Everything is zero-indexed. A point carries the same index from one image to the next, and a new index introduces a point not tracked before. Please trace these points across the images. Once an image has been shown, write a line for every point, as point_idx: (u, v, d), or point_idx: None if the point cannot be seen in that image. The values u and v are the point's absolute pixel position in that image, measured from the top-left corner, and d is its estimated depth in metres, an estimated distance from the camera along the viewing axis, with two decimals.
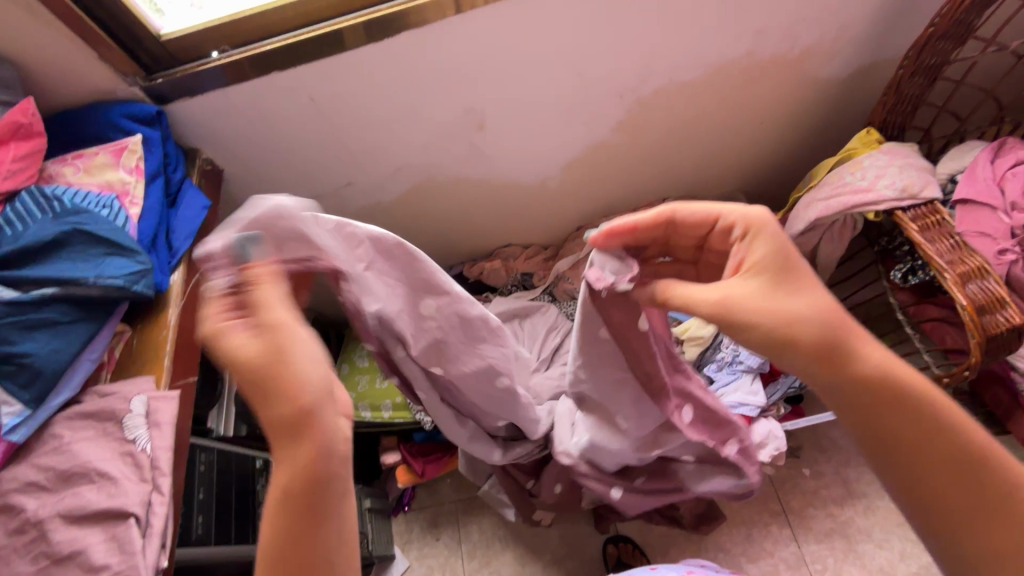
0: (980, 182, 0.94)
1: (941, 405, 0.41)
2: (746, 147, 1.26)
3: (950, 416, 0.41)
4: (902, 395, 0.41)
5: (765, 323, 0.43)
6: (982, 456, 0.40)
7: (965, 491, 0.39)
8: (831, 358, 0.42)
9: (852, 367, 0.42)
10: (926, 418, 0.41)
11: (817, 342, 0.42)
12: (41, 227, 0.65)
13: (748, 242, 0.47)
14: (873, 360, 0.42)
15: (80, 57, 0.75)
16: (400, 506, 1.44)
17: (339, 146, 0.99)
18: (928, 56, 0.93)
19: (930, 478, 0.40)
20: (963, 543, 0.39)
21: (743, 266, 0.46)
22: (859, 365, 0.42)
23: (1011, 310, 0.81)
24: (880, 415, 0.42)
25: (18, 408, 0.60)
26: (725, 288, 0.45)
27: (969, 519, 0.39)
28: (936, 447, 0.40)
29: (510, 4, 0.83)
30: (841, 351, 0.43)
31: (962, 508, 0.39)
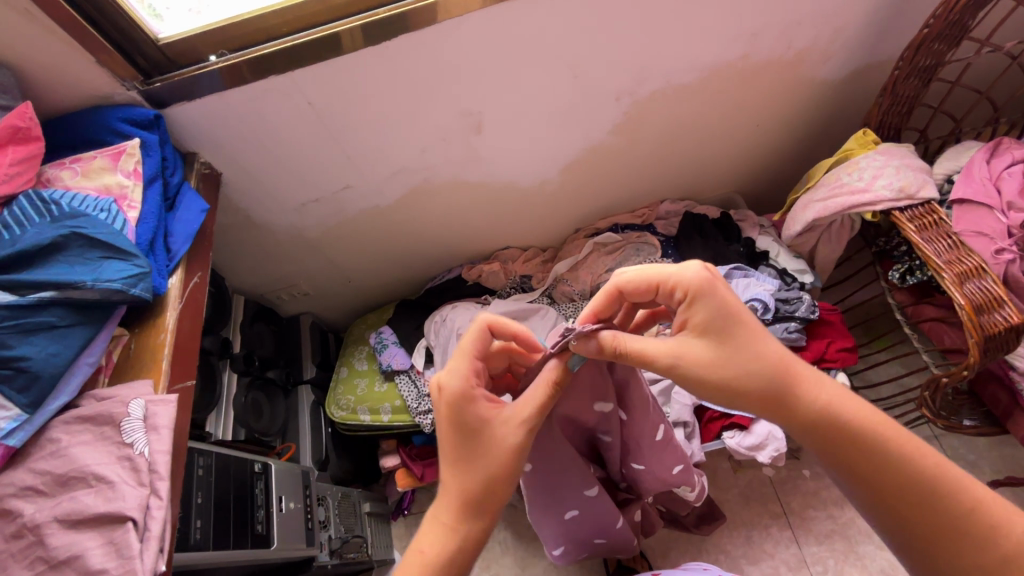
0: (977, 183, 0.94)
1: (889, 432, 0.47)
2: (743, 148, 1.26)
3: (905, 449, 0.47)
4: (858, 436, 0.47)
5: (714, 383, 0.51)
6: (938, 477, 0.46)
7: (934, 512, 0.45)
8: (784, 402, 0.50)
9: (802, 412, 0.49)
10: (875, 449, 0.47)
11: (764, 395, 0.50)
12: (38, 231, 0.65)
13: (684, 305, 0.52)
14: (819, 404, 0.49)
15: (78, 62, 0.75)
16: (399, 509, 1.43)
17: (337, 149, 1.00)
18: (923, 57, 0.94)
19: (894, 505, 0.46)
20: (939, 558, 0.45)
21: (684, 327, 0.53)
22: (809, 409, 0.49)
23: (1009, 310, 0.81)
24: (847, 457, 0.48)
25: (15, 412, 0.59)
26: (673, 348, 0.52)
27: (940, 536, 0.45)
28: (896, 478, 0.46)
29: (506, 6, 0.83)
30: (790, 399, 0.50)
31: (931, 530, 0.45)
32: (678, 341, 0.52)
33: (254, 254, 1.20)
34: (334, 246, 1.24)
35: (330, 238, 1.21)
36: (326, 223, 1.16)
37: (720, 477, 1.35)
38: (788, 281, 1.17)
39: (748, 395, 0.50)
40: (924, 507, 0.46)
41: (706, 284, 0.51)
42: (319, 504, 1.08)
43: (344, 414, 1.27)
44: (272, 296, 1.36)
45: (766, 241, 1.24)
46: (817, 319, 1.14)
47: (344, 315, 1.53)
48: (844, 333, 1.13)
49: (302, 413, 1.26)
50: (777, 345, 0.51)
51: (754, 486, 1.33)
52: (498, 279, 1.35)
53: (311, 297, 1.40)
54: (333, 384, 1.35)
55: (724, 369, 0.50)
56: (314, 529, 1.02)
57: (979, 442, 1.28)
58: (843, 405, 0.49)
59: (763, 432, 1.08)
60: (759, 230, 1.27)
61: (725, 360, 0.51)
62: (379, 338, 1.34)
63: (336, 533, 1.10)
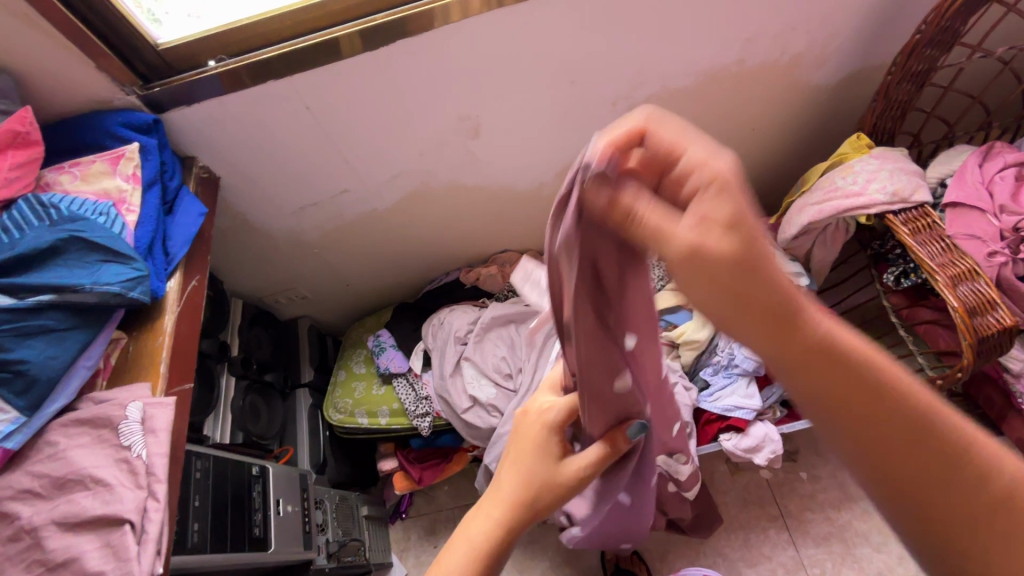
0: (969, 186, 0.95)
1: (893, 381, 0.32)
2: (739, 152, 1.27)
3: (909, 394, 0.32)
4: (859, 376, 0.31)
5: (699, 299, 0.29)
6: (947, 432, 0.32)
7: (906, 467, 0.32)
8: (783, 325, 0.30)
9: (799, 349, 0.31)
10: (868, 393, 0.31)
11: (772, 315, 0.30)
12: (37, 234, 0.65)
13: (706, 194, 0.28)
14: (821, 336, 0.31)
15: (77, 67, 0.76)
16: (397, 513, 1.44)
17: (335, 153, 1.00)
18: (915, 63, 0.95)
19: (879, 470, 0.32)
20: (953, 543, 0.32)
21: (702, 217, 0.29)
22: (810, 343, 0.31)
23: (1001, 312, 0.82)
24: (839, 402, 0.31)
25: (13, 415, 0.60)
26: (699, 245, 0.28)
27: (912, 495, 0.32)
28: (887, 428, 0.32)
29: (503, 12, 0.84)
30: (800, 328, 0.31)
31: (902, 480, 0.32)
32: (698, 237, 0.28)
33: (252, 257, 1.20)
34: (332, 249, 1.24)
35: (328, 241, 1.21)
36: (324, 227, 1.17)
37: (718, 480, 1.35)
38: None
39: (743, 314, 0.29)
40: (909, 462, 0.32)
41: (723, 183, 0.28)
42: (316, 507, 1.08)
43: (342, 417, 1.27)
44: (271, 300, 1.37)
45: None
46: None
47: (342, 318, 1.53)
48: None
49: (299, 417, 1.26)
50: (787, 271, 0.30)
51: (752, 489, 1.33)
52: (496, 283, 1.35)
53: (309, 300, 1.40)
54: (331, 388, 1.35)
55: (719, 279, 0.28)
56: (312, 532, 1.02)
57: None
58: (844, 330, 0.32)
59: (760, 434, 1.08)
60: None
61: (745, 269, 0.28)
62: (377, 342, 1.35)
63: (333, 536, 1.10)
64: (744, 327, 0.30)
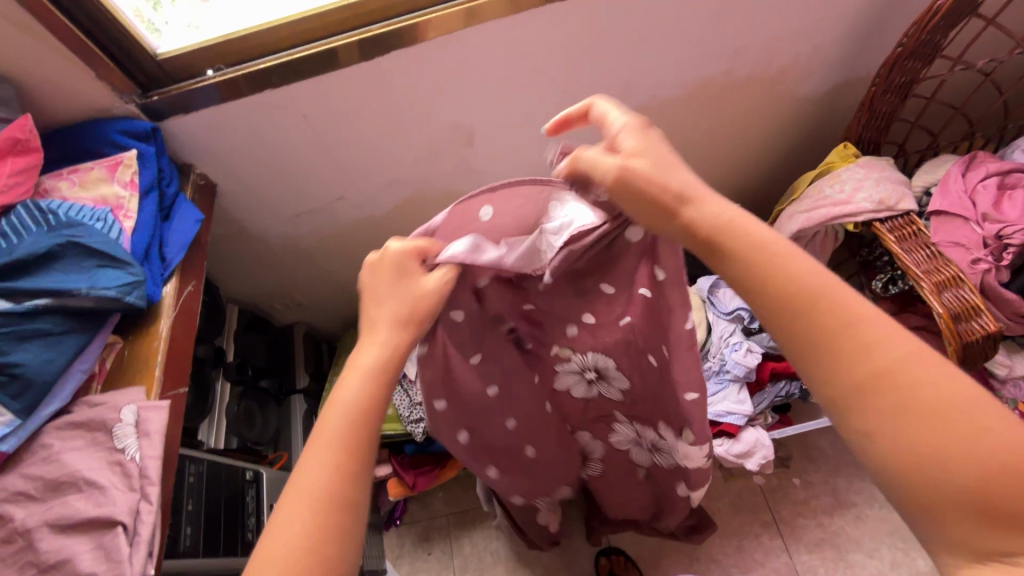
0: (953, 195, 0.97)
1: (778, 257, 0.41)
2: (729, 161, 1.29)
3: (794, 271, 0.40)
4: (756, 258, 0.41)
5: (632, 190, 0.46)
6: (836, 303, 0.39)
7: (816, 335, 0.39)
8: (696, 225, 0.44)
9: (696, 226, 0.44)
10: (760, 267, 0.41)
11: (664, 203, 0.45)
12: (35, 239, 0.66)
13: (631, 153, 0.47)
14: (711, 218, 0.43)
15: (77, 76, 0.77)
16: (391, 520, 1.42)
17: (331, 161, 1.02)
18: (898, 74, 0.97)
19: (798, 342, 0.40)
20: (863, 415, 0.37)
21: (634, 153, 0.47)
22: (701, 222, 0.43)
23: (985, 318, 0.83)
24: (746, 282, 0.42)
25: (9, 417, 0.60)
26: (630, 158, 0.46)
27: (818, 357, 0.39)
28: (787, 301, 0.40)
29: (495, 25, 0.86)
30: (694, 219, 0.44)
31: (808, 341, 0.39)
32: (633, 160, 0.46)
33: (248, 263, 1.22)
34: (327, 256, 1.25)
35: (324, 248, 1.22)
36: (320, 233, 1.18)
37: (711, 486, 1.35)
38: None
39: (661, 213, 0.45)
40: (816, 331, 0.39)
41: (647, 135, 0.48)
42: None
43: None
44: (266, 306, 1.37)
45: None
46: None
47: (337, 325, 1.54)
48: None
49: (294, 422, 1.26)
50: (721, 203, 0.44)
51: (745, 495, 1.34)
52: None
53: (304, 306, 1.41)
54: (326, 393, 1.35)
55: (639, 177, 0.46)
56: None
57: None
58: (747, 220, 0.43)
59: (751, 440, 1.09)
60: None
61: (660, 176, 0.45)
62: None
63: None
64: (657, 212, 0.45)
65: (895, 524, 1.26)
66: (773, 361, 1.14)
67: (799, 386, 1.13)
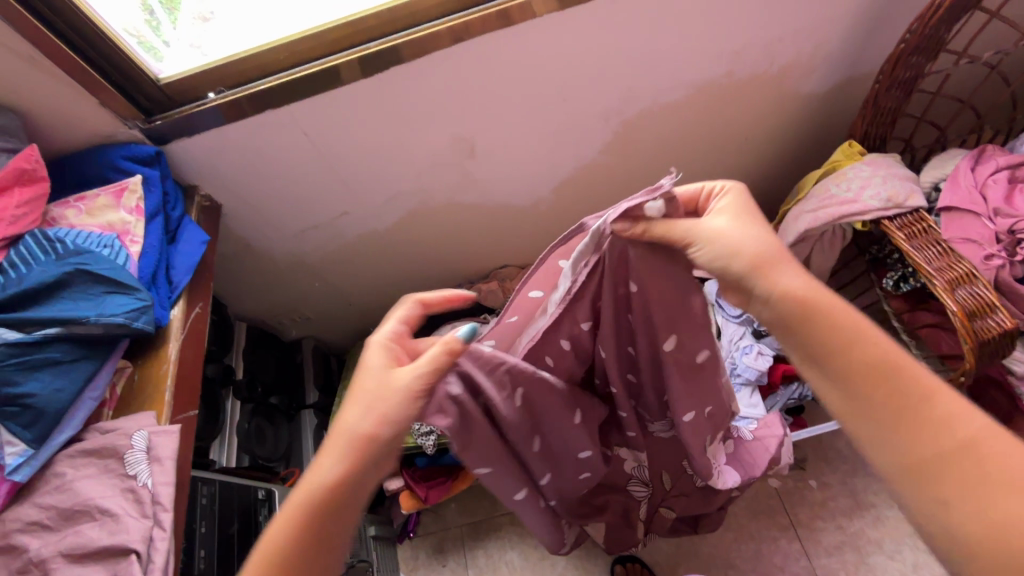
0: (963, 190, 0.96)
1: (840, 320, 0.49)
2: (733, 162, 1.28)
3: (857, 336, 0.49)
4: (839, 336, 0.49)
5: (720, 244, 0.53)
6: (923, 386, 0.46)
7: (905, 389, 0.47)
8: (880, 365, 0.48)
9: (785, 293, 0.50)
10: (848, 353, 0.48)
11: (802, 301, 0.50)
12: (44, 268, 0.66)
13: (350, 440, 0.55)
14: (795, 289, 0.51)
15: (82, 103, 0.79)
16: (405, 532, 1.43)
17: (334, 177, 1.02)
18: (902, 70, 0.96)
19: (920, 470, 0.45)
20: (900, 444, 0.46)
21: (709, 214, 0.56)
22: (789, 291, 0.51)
23: (1001, 315, 0.82)
24: (894, 400, 0.47)
25: (21, 448, 0.61)
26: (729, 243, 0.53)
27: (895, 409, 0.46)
28: (883, 373, 0.47)
29: (493, 36, 0.86)
30: (770, 282, 0.51)
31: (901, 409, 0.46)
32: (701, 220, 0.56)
33: (255, 281, 1.22)
34: (332, 270, 1.25)
35: (329, 263, 1.23)
36: (325, 249, 1.18)
37: None
38: None
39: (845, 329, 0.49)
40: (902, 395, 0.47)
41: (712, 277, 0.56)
42: None
43: None
44: (274, 321, 1.38)
45: None
46: None
47: (344, 338, 1.54)
48: None
49: (306, 437, 1.26)
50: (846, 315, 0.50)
51: (761, 498, 1.32)
52: (496, 298, 1.35)
53: (312, 320, 1.41)
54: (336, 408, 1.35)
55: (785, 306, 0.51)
56: None
57: None
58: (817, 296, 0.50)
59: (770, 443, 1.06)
60: None
61: (889, 380, 0.47)
62: None
63: None
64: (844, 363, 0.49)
65: None
66: (785, 364, 1.12)
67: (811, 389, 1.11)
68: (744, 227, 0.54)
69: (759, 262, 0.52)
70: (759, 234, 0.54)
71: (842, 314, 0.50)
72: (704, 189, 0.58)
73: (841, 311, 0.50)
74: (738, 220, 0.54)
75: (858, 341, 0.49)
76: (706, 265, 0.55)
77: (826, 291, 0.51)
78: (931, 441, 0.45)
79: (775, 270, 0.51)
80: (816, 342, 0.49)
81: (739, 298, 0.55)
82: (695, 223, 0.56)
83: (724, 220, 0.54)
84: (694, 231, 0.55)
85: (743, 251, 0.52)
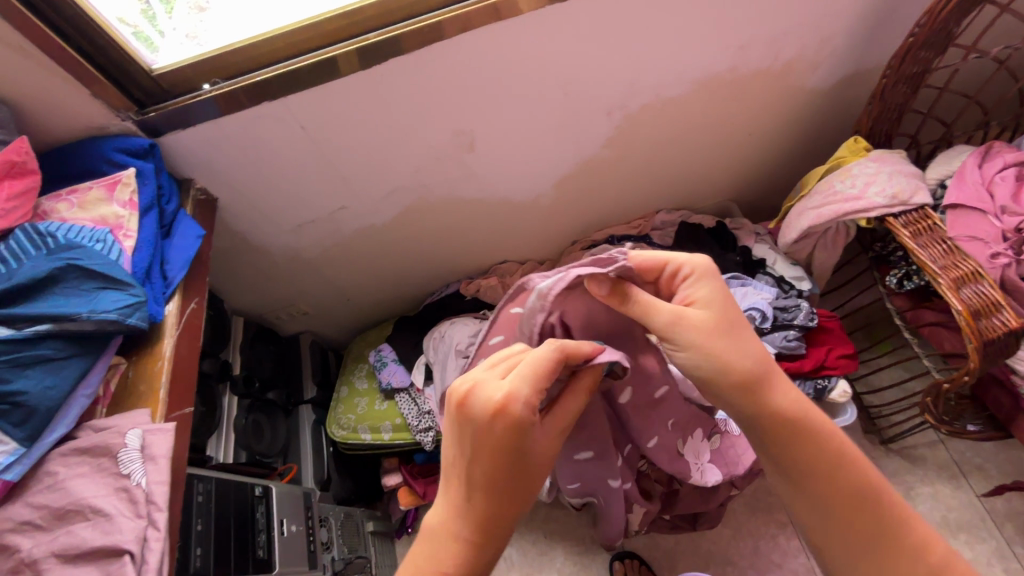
0: (970, 187, 0.95)
1: (826, 436, 0.53)
2: (737, 157, 1.27)
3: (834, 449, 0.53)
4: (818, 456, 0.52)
5: (702, 350, 0.54)
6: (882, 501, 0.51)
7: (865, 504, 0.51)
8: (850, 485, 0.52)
9: (774, 407, 0.53)
10: (824, 470, 0.52)
11: (787, 418, 0.53)
12: (35, 264, 0.65)
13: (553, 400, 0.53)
14: (786, 401, 0.54)
15: (73, 94, 0.77)
16: (403, 527, 1.43)
17: (332, 171, 1.00)
18: (910, 65, 0.94)
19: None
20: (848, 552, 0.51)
21: (687, 302, 0.57)
22: (778, 404, 0.53)
23: (1006, 314, 0.80)
24: (857, 519, 0.51)
25: (12, 446, 0.60)
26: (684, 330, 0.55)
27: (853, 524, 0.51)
28: (847, 488, 0.52)
29: (494, 28, 0.84)
30: (764, 393, 0.54)
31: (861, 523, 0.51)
32: (679, 307, 0.56)
33: (253, 275, 1.21)
34: (331, 265, 1.24)
35: (327, 257, 1.21)
36: (323, 243, 1.17)
37: None
38: (786, 289, 1.17)
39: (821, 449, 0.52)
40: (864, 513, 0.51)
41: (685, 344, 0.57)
42: (321, 526, 1.07)
43: (346, 433, 1.27)
44: (271, 316, 1.37)
45: (763, 249, 1.25)
46: (816, 326, 1.13)
47: (343, 333, 1.53)
48: (843, 339, 1.13)
49: (303, 433, 1.26)
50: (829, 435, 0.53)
51: (760, 495, 1.31)
52: (496, 294, 1.34)
53: (310, 315, 1.40)
54: (334, 404, 1.34)
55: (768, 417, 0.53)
56: (317, 551, 1.00)
57: (986, 446, 1.27)
58: (805, 409, 0.54)
59: None
60: (755, 237, 1.28)
61: (855, 504, 0.51)
62: (379, 356, 1.34)
63: (339, 554, 1.09)
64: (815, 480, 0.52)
65: None
66: (787, 362, 1.11)
67: (813, 387, 1.09)
68: (718, 332, 0.55)
69: (749, 381, 0.54)
70: (738, 343, 0.55)
71: (820, 431, 0.53)
72: (670, 261, 0.58)
73: (817, 426, 0.53)
74: (706, 324, 0.55)
75: (830, 459, 0.52)
76: (684, 364, 0.57)
77: (810, 404, 0.54)
78: (880, 548, 0.50)
79: (767, 381, 0.54)
80: (796, 455, 0.53)
81: (716, 402, 0.57)
82: (673, 317, 0.55)
83: (698, 314, 0.55)
84: (666, 326, 0.55)
85: (723, 363, 0.54)
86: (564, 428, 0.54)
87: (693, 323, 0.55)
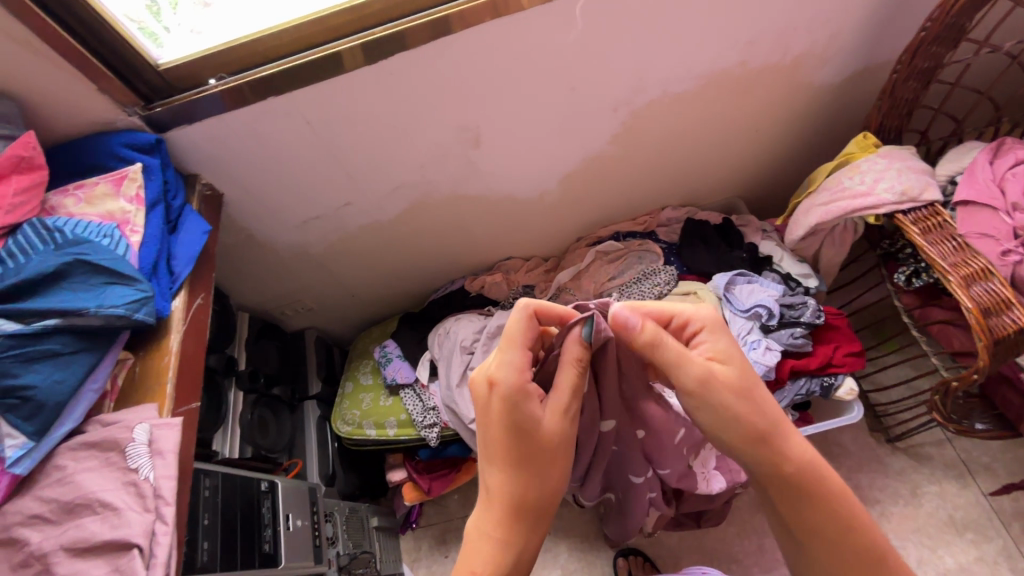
0: (980, 184, 0.94)
1: (839, 497, 0.54)
2: (743, 154, 1.26)
3: (847, 510, 0.54)
4: (834, 515, 0.54)
5: (727, 411, 0.55)
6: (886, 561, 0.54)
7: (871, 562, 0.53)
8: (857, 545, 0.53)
9: (791, 466, 0.54)
10: (836, 529, 0.54)
11: (803, 478, 0.54)
12: (42, 259, 0.65)
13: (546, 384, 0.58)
14: (804, 460, 0.54)
15: (80, 89, 0.77)
16: (408, 522, 1.44)
17: (337, 167, 1.00)
18: (921, 60, 0.93)
19: None
20: None
21: (708, 357, 0.57)
22: (796, 464, 0.54)
23: (1017, 312, 0.80)
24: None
25: (21, 440, 0.60)
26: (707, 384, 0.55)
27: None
28: (854, 546, 0.54)
29: (500, 22, 0.83)
30: (782, 451, 0.54)
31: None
32: (705, 363, 0.56)
33: (258, 271, 1.21)
34: (335, 261, 1.24)
35: (332, 254, 1.21)
36: (328, 239, 1.17)
37: None
38: (792, 286, 1.16)
39: (834, 509, 0.54)
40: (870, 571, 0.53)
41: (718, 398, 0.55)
42: (327, 521, 1.07)
43: (350, 429, 1.27)
44: (276, 312, 1.37)
45: (769, 246, 1.24)
46: (822, 323, 1.13)
47: (348, 329, 1.53)
48: (850, 336, 1.12)
49: (308, 428, 1.26)
50: (843, 495, 0.54)
51: None
52: (500, 290, 1.34)
53: (315, 311, 1.40)
54: (339, 399, 1.34)
55: (784, 477, 0.54)
56: (322, 546, 1.01)
57: (992, 444, 1.27)
58: (822, 469, 0.55)
59: None
60: (762, 234, 1.27)
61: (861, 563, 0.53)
62: (383, 352, 1.34)
63: (344, 549, 1.09)
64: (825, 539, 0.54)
65: (921, 521, 1.22)
66: (793, 360, 1.10)
67: (819, 385, 1.09)
68: (740, 393, 0.55)
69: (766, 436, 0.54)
70: (758, 400, 0.55)
71: (834, 491, 0.54)
72: (674, 314, 0.60)
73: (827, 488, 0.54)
74: (730, 382, 0.55)
75: (841, 519, 0.54)
76: (707, 425, 0.56)
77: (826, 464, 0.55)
78: None
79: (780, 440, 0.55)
80: (809, 516, 0.54)
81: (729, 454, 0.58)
82: (701, 375, 0.55)
83: (724, 368, 0.56)
84: (695, 380, 0.55)
85: (744, 421, 0.54)
86: (568, 407, 0.57)
87: (724, 374, 0.55)
